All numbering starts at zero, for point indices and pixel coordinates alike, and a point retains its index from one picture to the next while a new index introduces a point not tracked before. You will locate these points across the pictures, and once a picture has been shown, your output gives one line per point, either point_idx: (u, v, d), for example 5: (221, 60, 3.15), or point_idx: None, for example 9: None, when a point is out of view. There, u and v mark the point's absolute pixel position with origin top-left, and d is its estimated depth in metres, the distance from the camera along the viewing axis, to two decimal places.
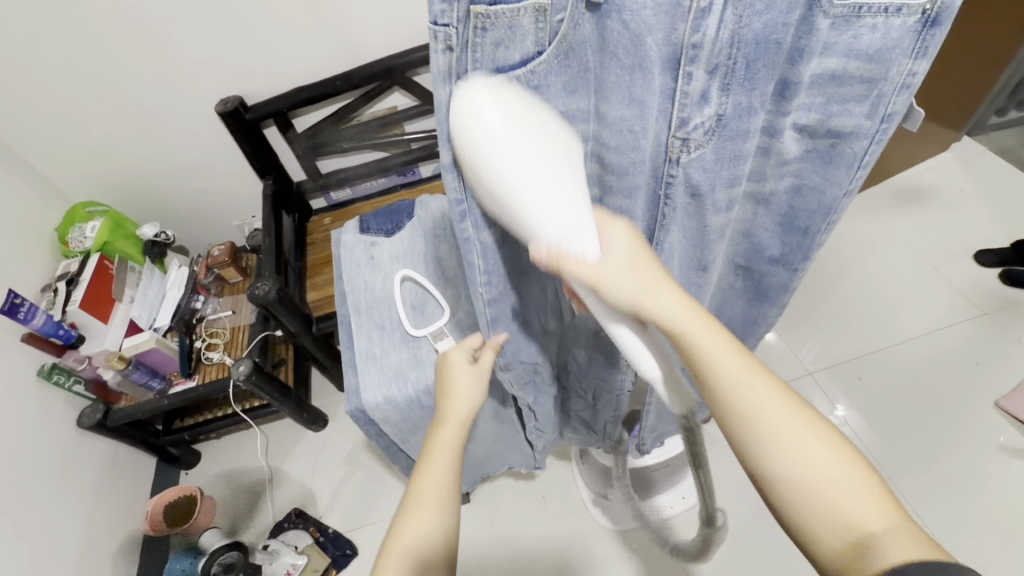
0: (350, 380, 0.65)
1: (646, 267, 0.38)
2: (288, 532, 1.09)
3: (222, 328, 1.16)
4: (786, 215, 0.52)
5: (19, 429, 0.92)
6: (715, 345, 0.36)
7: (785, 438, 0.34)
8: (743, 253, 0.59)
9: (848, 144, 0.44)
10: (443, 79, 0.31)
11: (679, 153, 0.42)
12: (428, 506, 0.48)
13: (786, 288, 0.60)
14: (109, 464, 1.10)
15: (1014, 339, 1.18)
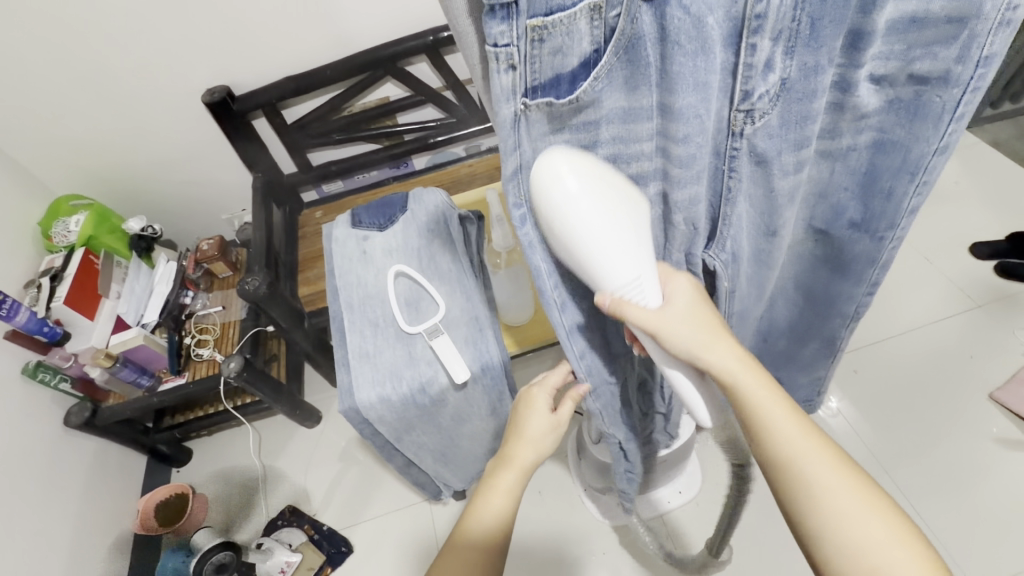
0: (343, 379, 0.63)
1: (704, 324, 0.42)
2: (282, 530, 1.08)
3: (212, 324, 1.15)
4: (867, 174, 0.49)
5: (4, 428, 0.90)
6: (769, 407, 0.40)
7: (837, 499, 0.37)
8: (822, 217, 0.54)
9: (937, 91, 0.41)
10: (506, 98, 0.31)
11: (743, 125, 0.40)
12: (494, 496, 0.53)
13: (872, 259, 0.56)
14: (99, 463, 1.08)
15: (1009, 331, 1.19)
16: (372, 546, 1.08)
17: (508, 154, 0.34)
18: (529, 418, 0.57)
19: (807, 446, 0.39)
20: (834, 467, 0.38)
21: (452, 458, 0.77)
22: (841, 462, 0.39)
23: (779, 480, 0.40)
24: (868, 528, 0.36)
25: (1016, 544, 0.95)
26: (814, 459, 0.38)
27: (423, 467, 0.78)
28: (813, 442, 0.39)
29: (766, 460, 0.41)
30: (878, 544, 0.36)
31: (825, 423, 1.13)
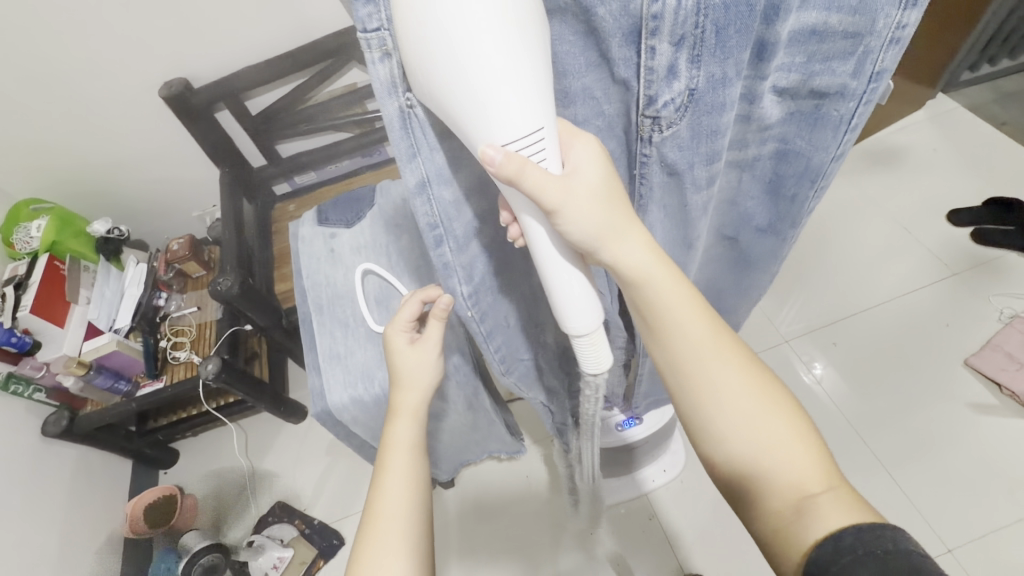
0: (315, 381, 0.63)
1: (610, 200, 0.37)
2: (273, 526, 1.09)
3: (188, 325, 1.13)
4: (772, 181, 0.49)
5: None
6: (675, 297, 0.39)
7: (736, 397, 0.39)
8: (730, 222, 0.55)
9: (834, 104, 0.41)
10: (387, 91, 0.29)
11: (649, 132, 0.39)
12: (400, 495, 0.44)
13: (774, 256, 0.57)
14: (82, 470, 1.07)
15: (984, 297, 1.20)
16: None
17: (407, 160, 0.33)
18: (398, 360, 0.49)
19: (704, 352, 0.40)
20: (739, 373, 0.39)
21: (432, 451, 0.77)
22: (737, 357, 0.40)
23: (682, 380, 0.40)
24: (764, 432, 0.38)
25: (991, 505, 0.98)
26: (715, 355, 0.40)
27: None
28: (715, 341, 0.40)
29: (666, 355, 0.41)
30: (772, 442, 0.38)
31: (809, 392, 1.15)
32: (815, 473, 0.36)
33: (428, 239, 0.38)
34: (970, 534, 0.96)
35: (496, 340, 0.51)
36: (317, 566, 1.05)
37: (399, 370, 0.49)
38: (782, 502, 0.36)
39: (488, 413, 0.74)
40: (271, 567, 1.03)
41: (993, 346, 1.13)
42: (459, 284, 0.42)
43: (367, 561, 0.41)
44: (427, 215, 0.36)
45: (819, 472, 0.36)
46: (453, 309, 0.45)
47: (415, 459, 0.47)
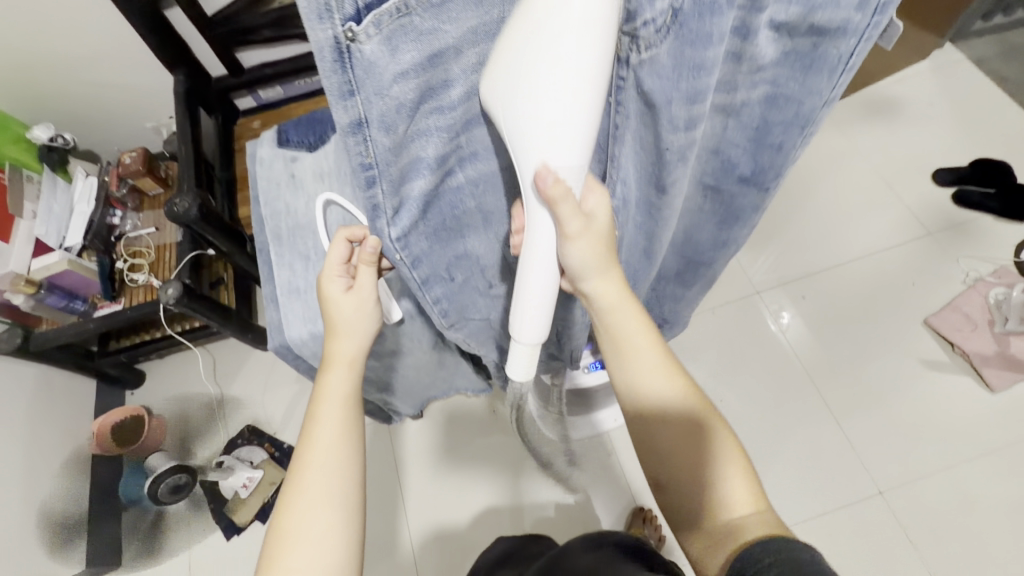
0: (273, 314, 0.61)
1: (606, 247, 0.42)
2: (242, 449, 1.11)
3: (145, 247, 1.07)
4: (759, 128, 0.46)
5: None
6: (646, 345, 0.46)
7: (675, 434, 0.45)
8: (712, 172, 0.52)
9: (832, 43, 0.38)
10: (314, 9, 0.26)
11: (628, 53, 0.37)
12: (327, 447, 0.45)
13: (756, 209, 0.55)
14: (42, 389, 1.05)
15: (953, 258, 1.22)
16: None
17: (340, 97, 0.30)
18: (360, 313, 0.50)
19: (663, 374, 0.46)
20: (700, 412, 0.44)
21: (398, 386, 0.77)
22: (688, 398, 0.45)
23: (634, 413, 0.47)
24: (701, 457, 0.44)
25: (923, 452, 1.05)
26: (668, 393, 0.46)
27: (370, 397, 0.77)
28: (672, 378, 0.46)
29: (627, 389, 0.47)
30: (710, 471, 0.43)
31: (771, 341, 1.18)
32: (740, 494, 0.42)
33: (359, 179, 0.36)
34: (899, 479, 1.03)
35: (434, 289, 0.49)
36: None
37: (334, 317, 0.48)
38: (710, 522, 0.42)
39: (455, 352, 0.74)
40: (241, 485, 1.07)
41: (952, 308, 1.16)
42: (388, 228, 0.40)
43: (290, 510, 0.42)
44: (360, 154, 0.34)
45: (750, 497, 0.42)
46: (390, 255, 0.43)
47: (348, 410, 0.47)
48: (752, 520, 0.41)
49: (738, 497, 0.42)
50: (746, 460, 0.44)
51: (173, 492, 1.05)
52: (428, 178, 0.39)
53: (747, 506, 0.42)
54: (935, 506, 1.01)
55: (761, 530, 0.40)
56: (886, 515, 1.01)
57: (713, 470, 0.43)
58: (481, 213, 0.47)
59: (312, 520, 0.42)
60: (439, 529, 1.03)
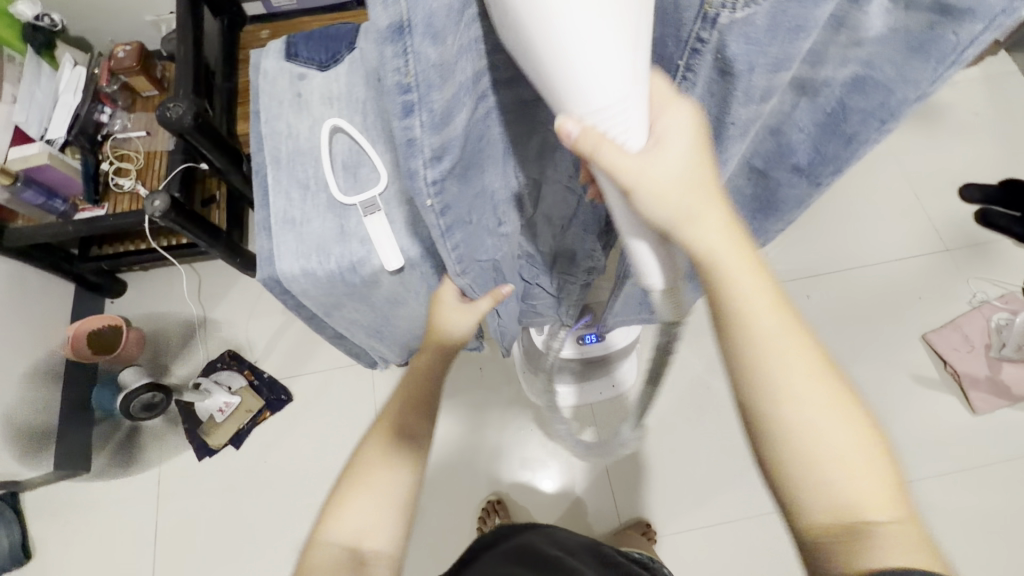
0: (263, 243, 0.56)
1: (694, 175, 0.35)
2: (221, 373, 1.10)
3: (133, 151, 1.00)
4: (832, 116, 0.43)
5: None
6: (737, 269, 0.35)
7: (801, 416, 0.34)
8: (765, 155, 0.48)
9: (954, 26, 0.33)
10: None
11: (719, 10, 0.31)
12: (409, 412, 0.53)
13: (800, 201, 0.52)
14: (17, 287, 1.01)
15: (964, 277, 1.20)
16: (311, 398, 1.11)
17: None
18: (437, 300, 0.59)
19: (787, 342, 0.35)
20: (830, 393, 0.34)
21: (388, 334, 0.74)
22: (805, 354, 0.35)
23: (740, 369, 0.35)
24: (825, 444, 0.33)
25: (896, 464, 1.06)
26: (785, 353, 0.35)
27: (357, 341, 0.75)
28: (790, 336, 0.35)
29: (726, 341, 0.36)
30: (837, 469, 0.33)
31: None
32: (878, 499, 0.33)
33: (393, 107, 0.30)
34: None
35: (456, 237, 0.44)
36: (262, 416, 1.09)
37: (443, 314, 0.58)
38: (828, 520, 0.33)
39: None
40: (217, 409, 1.07)
41: (952, 327, 1.15)
42: (425, 168, 0.34)
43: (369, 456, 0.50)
44: (399, 72, 0.28)
45: (889, 500, 0.33)
46: (420, 200, 0.37)
47: (435, 393, 0.55)
48: (894, 531, 0.32)
49: (878, 504, 0.32)
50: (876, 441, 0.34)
51: (150, 411, 1.03)
52: (468, 99, 0.34)
53: (885, 512, 0.32)
54: None
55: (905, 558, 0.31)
56: None
57: (849, 467, 0.33)
58: (497, 145, 0.43)
59: (377, 469, 0.49)
60: None
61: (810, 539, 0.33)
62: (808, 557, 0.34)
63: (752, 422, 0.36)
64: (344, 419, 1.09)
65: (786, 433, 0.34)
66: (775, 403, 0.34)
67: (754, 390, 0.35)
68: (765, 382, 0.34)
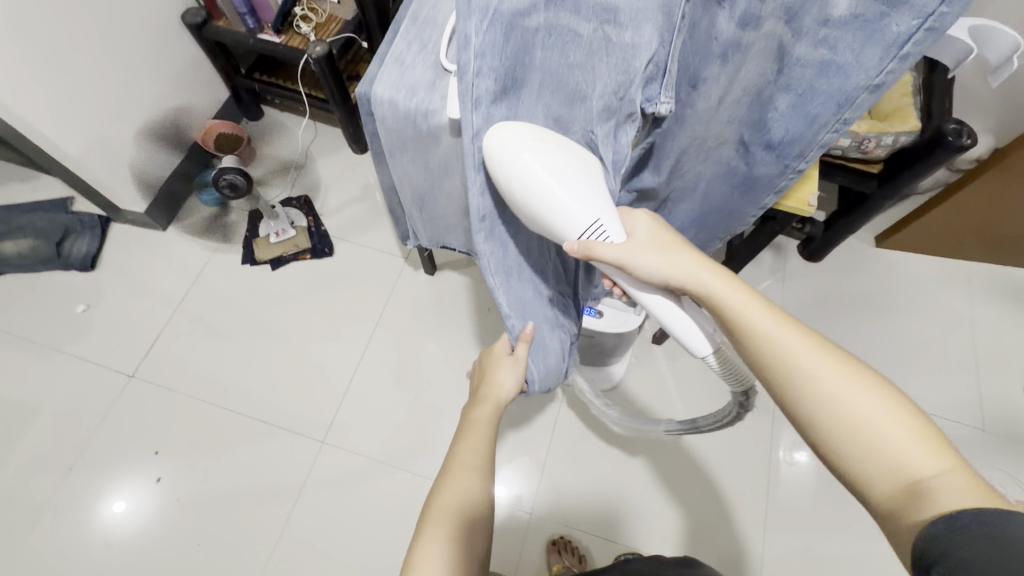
0: (373, 70, 0.69)
1: (666, 245, 0.54)
2: (291, 209, 1.30)
3: (322, 10, 1.19)
4: (802, 95, 0.52)
5: (145, 13, 1.09)
6: (762, 320, 0.47)
7: (856, 399, 0.41)
8: (749, 127, 0.58)
9: (787, 149, 0.58)
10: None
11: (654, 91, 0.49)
12: None
13: (772, 179, 0.63)
14: (193, 70, 1.24)
15: (989, 465, 1.09)
16: (345, 262, 1.27)
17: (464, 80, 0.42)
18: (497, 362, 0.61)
19: (807, 351, 0.44)
20: (863, 381, 0.42)
21: (428, 207, 0.85)
22: (855, 374, 0.42)
23: (807, 406, 0.43)
24: (884, 422, 0.40)
25: None
26: (823, 363, 0.43)
27: (403, 200, 0.87)
28: (839, 365, 0.43)
29: (771, 384, 0.46)
30: (882, 427, 0.40)
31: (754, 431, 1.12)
32: (923, 452, 0.38)
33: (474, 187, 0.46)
34: None
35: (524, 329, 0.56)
36: (303, 256, 1.27)
37: None
38: (890, 490, 0.38)
39: None
40: (274, 232, 1.26)
41: None
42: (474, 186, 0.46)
43: None
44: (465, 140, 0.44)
45: (935, 453, 0.38)
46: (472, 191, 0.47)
47: None
48: (940, 479, 0.36)
49: (922, 459, 0.38)
50: (895, 395, 0.41)
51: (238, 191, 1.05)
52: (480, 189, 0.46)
53: (934, 462, 0.38)
54: None
55: (957, 484, 0.36)
56: None
57: (884, 423, 0.40)
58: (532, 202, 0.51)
59: None
60: (385, 360, 1.17)
61: (884, 517, 0.38)
62: (889, 529, 0.38)
63: (801, 426, 0.44)
64: (361, 291, 1.24)
65: (813, 415, 0.43)
66: (800, 398, 0.43)
67: (775, 387, 0.45)
68: (784, 397, 0.45)
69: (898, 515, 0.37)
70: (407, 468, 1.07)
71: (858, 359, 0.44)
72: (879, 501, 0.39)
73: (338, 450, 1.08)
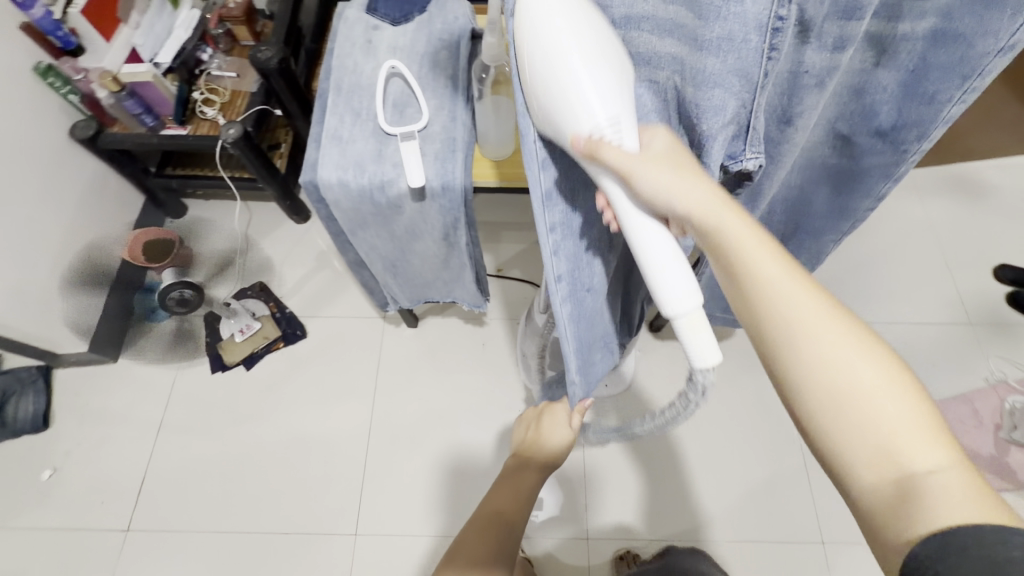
0: (311, 154, 0.63)
1: (682, 165, 0.38)
2: (249, 300, 1.21)
3: (222, 87, 1.12)
4: (914, 72, 0.45)
5: (26, 143, 0.98)
6: (773, 278, 0.37)
7: (878, 400, 0.34)
8: (850, 118, 0.52)
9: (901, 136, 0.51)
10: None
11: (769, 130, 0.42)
12: None
13: (885, 172, 0.56)
14: (98, 185, 1.14)
15: (985, 354, 1.15)
16: (321, 339, 1.20)
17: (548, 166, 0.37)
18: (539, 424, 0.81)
19: (831, 333, 0.36)
20: (878, 367, 0.35)
21: (402, 271, 0.80)
22: (877, 361, 0.35)
23: (808, 399, 0.36)
24: (904, 425, 0.33)
25: None
26: (835, 340, 0.36)
27: (374, 272, 0.81)
28: (864, 348, 0.35)
29: (780, 363, 0.37)
30: (897, 428, 0.33)
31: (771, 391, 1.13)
32: (922, 442, 0.33)
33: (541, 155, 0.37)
34: (852, 537, 1.00)
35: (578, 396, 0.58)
36: (276, 346, 1.19)
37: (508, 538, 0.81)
38: (881, 482, 0.33)
39: (461, 254, 0.75)
40: (238, 330, 1.18)
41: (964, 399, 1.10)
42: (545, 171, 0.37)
43: None
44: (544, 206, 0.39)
45: (939, 450, 0.33)
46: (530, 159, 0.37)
47: None
48: (936, 479, 0.32)
49: (923, 450, 0.33)
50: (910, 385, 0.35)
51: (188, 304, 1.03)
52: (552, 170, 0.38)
53: (938, 458, 0.33)
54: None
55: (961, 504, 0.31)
56: (820, 565, 0.98)
57: (896, 422, 0.33)
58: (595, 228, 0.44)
59: None
60: (394, 428, 1.11)
61: (861, 512, 0.34)
62: (863, 520, 0.34)
63: (793, 408, 0.37)
64: (347, 364, 1.17)
65: (825, 405, 0.35)
66: (806, 387, 0.36)
67: (771, 361, 0.37)
68: (781, 372, 0.37)
69: (885, 516, 0.33)
70: (451, 532, 1.02)
71: (880, 340, 0.36)
72: (865, 497, 0.34)
73: (374, 537, 1.02)
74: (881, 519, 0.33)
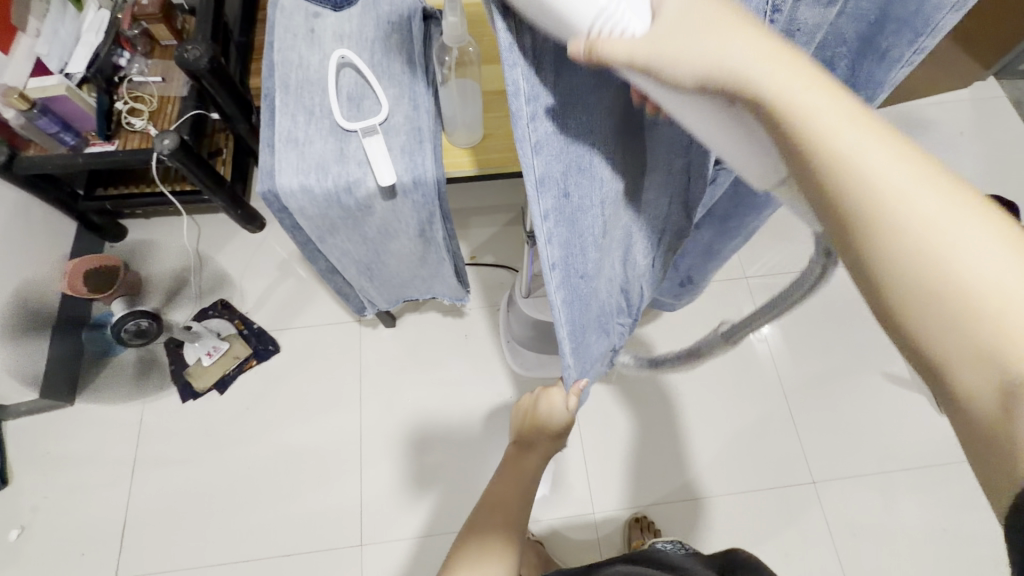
0: (265, 160, 0.58)
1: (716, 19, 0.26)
2: (212, 319, 1.14)
3: (148, 95, 1.02)
4: (875, 22, 0.40)
5: None
6: (841, 131, 0.25)
7: (979, 272, 0.23)
8: None
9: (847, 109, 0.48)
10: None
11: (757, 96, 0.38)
12: None
13: None
14: (22, 216, 1.03)
15: None
16: (296, 350, 1.14)
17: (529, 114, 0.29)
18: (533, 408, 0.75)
19: (932, 196, 0.24)
20: (984, 234, 0.23)
21: (377, 272, 0.76)
22: (986, 229, 0.23)
23: (887, 271, 0.24)
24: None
25: (862, 458, 1.06)
26: (932, 202, 0.24)
27: (347, 278, 0.76)
28: (962, 208, 0.23)
29: (856, 233, 0.25)
30: (1016, 318, 0.22)
31: (751, 345, 1.16)
32: None
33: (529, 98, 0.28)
34: (841, 473, 1.05)
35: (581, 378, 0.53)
36: (248, 364, 1.13)
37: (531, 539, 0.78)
38: (985, 388, 0.22)
39: (438, 249, 0.72)
40: (205, 353, 1.11)
41: None
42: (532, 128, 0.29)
43: None
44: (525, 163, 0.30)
45: None
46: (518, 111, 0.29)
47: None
48: None
49: None
50: None
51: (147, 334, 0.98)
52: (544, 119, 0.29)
53: None
54: (862, 507, 1.02)
55: None
56: (814, 503, 1.03)
57: (1011, 310, 0.22)
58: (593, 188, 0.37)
59: None
60: (386, 432, 1.08)
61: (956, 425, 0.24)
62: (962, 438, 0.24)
63: (868, 285, 0.26)
64: (328, 373, 1.13)
65: (910, 297, 0.24)
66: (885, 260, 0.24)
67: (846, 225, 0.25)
68: (861, 249, 0.25)
69: (984, 439, 0.23)
70: (459, 528, 1.00)
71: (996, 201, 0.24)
72: (957, 404, 0.24)
73: (381, 545, 1.00)
74: (976, 443, 0.23)
